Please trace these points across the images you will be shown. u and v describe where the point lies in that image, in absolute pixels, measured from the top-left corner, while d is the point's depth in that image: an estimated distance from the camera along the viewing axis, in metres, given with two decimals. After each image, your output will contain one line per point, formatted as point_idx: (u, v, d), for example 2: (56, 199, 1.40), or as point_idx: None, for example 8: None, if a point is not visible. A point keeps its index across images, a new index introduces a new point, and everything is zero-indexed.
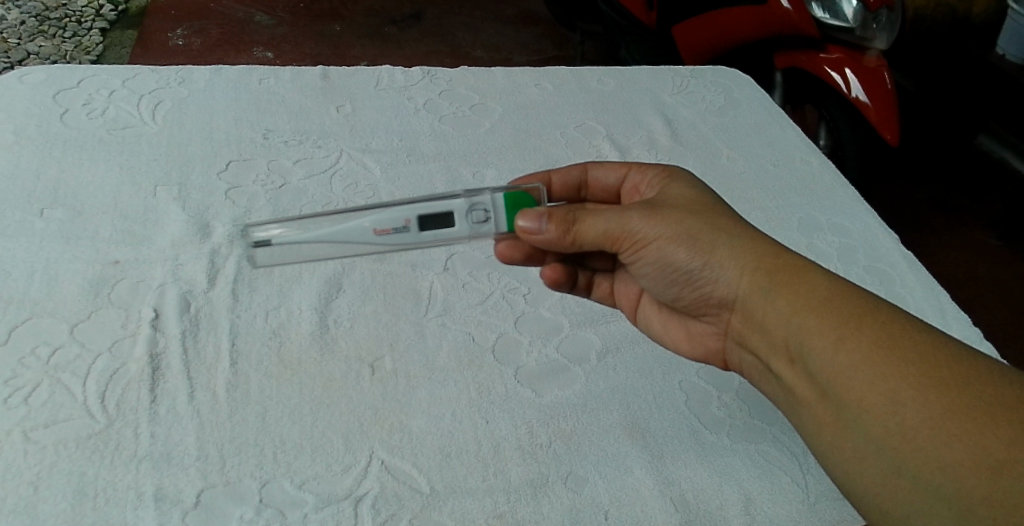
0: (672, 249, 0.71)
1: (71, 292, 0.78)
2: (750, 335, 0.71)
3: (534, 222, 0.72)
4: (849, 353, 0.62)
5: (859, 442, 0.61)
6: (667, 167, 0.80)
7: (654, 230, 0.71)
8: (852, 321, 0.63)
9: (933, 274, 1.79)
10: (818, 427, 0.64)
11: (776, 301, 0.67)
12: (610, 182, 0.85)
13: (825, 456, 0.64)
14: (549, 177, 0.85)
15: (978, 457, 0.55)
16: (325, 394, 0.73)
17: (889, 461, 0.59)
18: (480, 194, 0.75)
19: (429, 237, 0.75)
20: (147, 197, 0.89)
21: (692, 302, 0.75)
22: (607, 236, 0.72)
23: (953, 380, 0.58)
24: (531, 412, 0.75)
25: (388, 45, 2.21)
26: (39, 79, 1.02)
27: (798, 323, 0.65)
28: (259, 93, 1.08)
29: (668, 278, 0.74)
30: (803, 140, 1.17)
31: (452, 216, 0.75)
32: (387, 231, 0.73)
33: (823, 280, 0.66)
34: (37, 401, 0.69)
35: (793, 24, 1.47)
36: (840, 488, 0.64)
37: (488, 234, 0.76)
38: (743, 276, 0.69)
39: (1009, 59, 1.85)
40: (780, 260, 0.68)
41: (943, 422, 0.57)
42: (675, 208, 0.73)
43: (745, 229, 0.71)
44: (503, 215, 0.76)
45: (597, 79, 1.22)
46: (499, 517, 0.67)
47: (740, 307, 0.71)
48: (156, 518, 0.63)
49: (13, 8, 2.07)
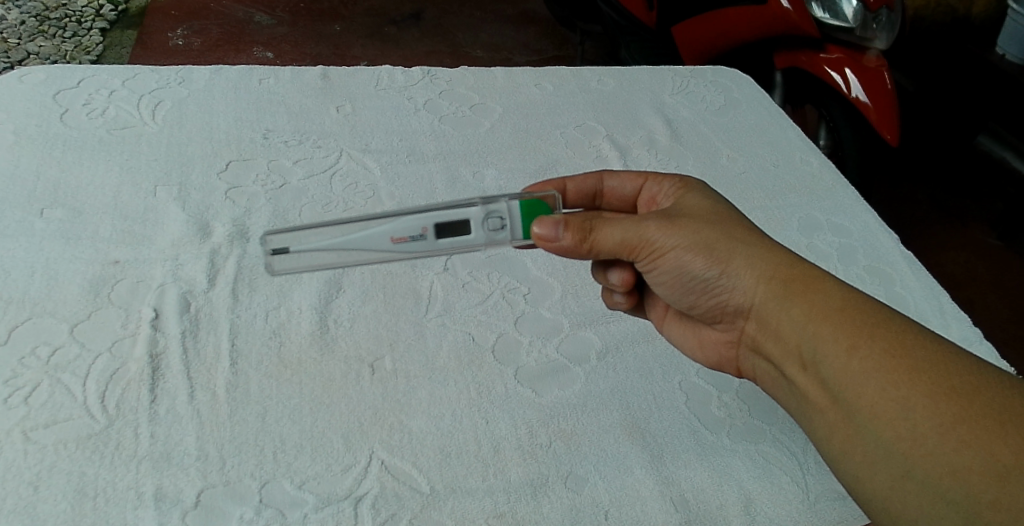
0: (689, 258, 0.71)
1: (71, 292, 0.78)
2: (765, 343, 0.71)
3: (550, 230, 0.70)
4: (862, 360, 0.62)
5: (869, 446, 0.61)
6: (682, 177, 0.80)
7: (670, 238, 0.71)
8: (866, 328, 0.63)
9: (933, 275, 1.79)
10: (828, 432, 0.64)
11: (792, 310, 0.67)
12: (626, 191, 0.84)
13: (834, 460, 0.64)
14: (563, 184, 0.84)
15: (989, 464, 0.55)
16: (325, 394, 0.73)
17: (899, 465, 0.59)
18: (495, 201, 0.74)
19: (446, 245, 0.73)
20: (147, 197, 0.89)
21: (705, 309, 0.75)
22: (624, 245, 0.72)
23: (964, 387, 0.59)
24: (531, 412, 0.75)
25: (388, 45, 2.21)
26: (38, 79, 1.02)
27: (812, 331, 0.65)
28: (259, 93, 1.08)
29: (683, 286, 0.74)
30: (803, 140, 1.17)
31: (468, 224, 0.73)
32: (404, 239, 0.72)
33: (838, 289, 0.66)
34: (36, 402, 0.69)
35: (793, 24, 1.47)
36: (849, 492, 0.64)
37: (504, 242, 0.75)
38: (759, 284, 0.69)
39: (1009, 58, 1.85)
40: (796, 270, 0.68)
41: (955, 429, 0.57)
42: (692, 217, 0.72)
43: (760, 237, 0.71)
44: (519, 222, 0.75)
45: (597, 79, 1.22)
46: (499, 517, 0.67)
47: (755, 315, 0.71)
48: (156, 518, 0.63)
49: (13, 8, 2.07)
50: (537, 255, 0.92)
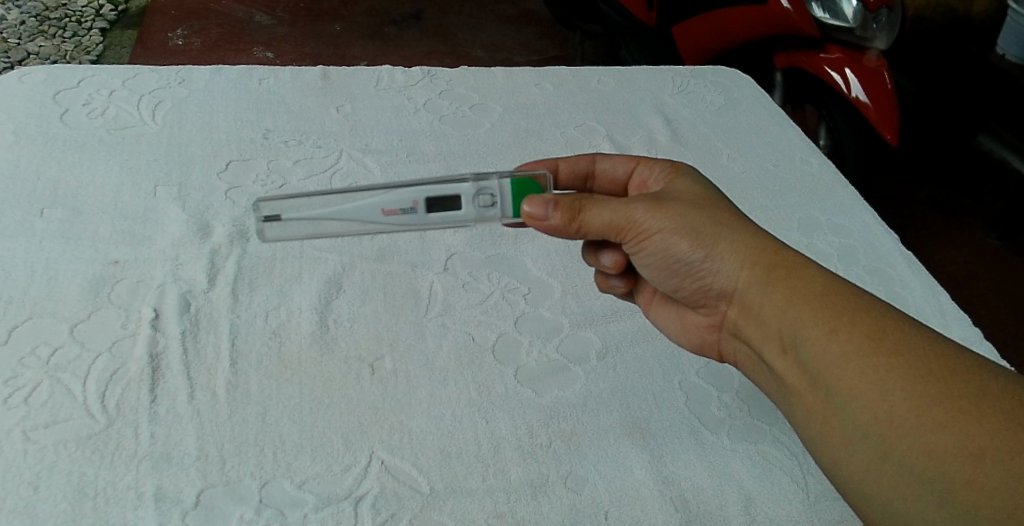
0: (674, 241, 0.71)
1: (71, 292, 0.78)
2: (747, 326, 0.71)
3: (540, 209, 0.70)
4: (843, 343, 0.62)
5: (847, 428, 0.61)
6: (673, 163, 0.79)
7: (657, 222, 0.71)
8: (848, 312, 0.63)
9: (932, 274, 1.79)
10: (807, 414, 0.64)
11: (774, 294, 0.67)
12: (618, 175, 0.84)
13: (812, 442, 0.65)
14: (556, 164, 0.84)
15: (964, 444, 0.56)
16: (325, 394, 0.73)
17: (876, 446, 0.59)
18: (487, 178, 0.74)
19: (436, 219, 0.74)
20: (147, 197, 0.89)
21: (689, 294, 0.75)
22: (612, 226, 0.72)
23: (942, 370, 0.59)
24: (531, 412, 0.75)
25: (388, 45, 2.21)
26: (39, 79, 1.03)
27: (793, 314, 0.65)
28: (259, 93, 1.08)
29: (668, 270, 0.74)
30: (803, 140, 1.17)
31: (459, 200, 0.74)
32: (395, 212, 0.72)
33: (821, 275, 0.66)
34: (37, 401, 0.69)
35: (792, 23, 1.47)
36: (826, 474, 0.65)
37: (494, 219, 0.75)
38: (742, 269, 0.69)
39: (1010, 58, 1.85)
40: (780, 255, 0.68)
41: (931, 411, 0.57)
42: (679, 201, 0.72)
43: (745, 223, 0.71)
44: (509, 200, 0.75)
45: (597, 80, 1.22)
46: (499, 517, 0.67)
47: (738, 300, 0.71)
48: (156, 518, 0.63)
49: (13, 8, 2.08)
50: (537, 256, 0.92)
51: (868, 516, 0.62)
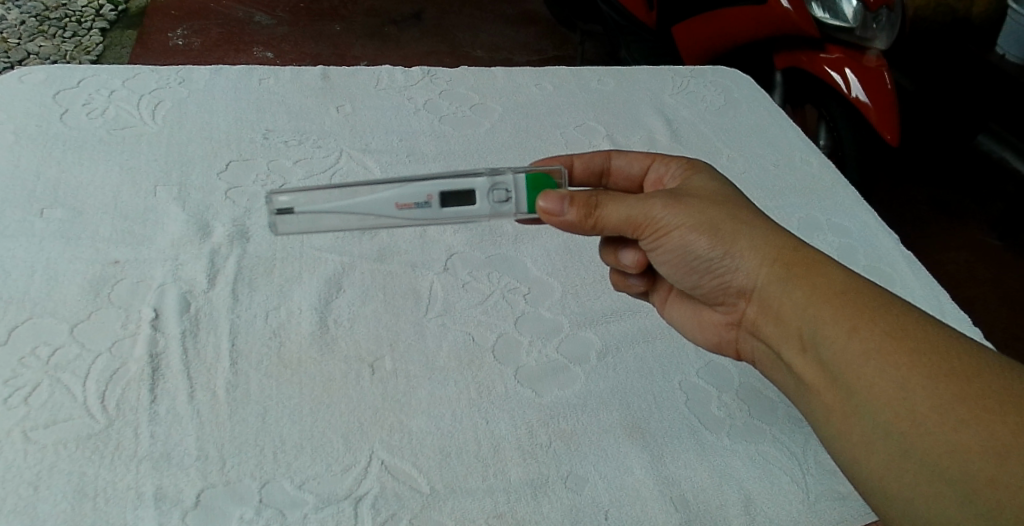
0: (693, 238, 0.71)
1: (72, 292, 0.78)
2: (766, 324, 0.71)
3: (555, 204, 0.70)
4: (863, 342, 0.62)
5: (867, 427, 0.61)
6: (690, 160, 0.80)
7: (676, 219, 0.71)
8: (869, 311, 0.63)
9: (934, 274, 1.79)
10: (825, 412, 0.64)
11: (793, 292, 0.67)
12: (633, 171, 0.84)
13: (830, 441, 0.65)
14: (571, 161, 0.84)
15: (987, 444, 0.55)
16: (324, 394, 0.73)
17: (897, 445, 0.59)
18: (502, 174, 0.74)
19: (450, 214, 0.74)
20: (147, 197, 0.89)
21: (707, 291, 0.76)
22: (630, 222, 0.71)
23: (963, 369, 0.59)
24: (531, 412, 0.75)
25: (388, 45, 2.21)
26: (39, 79, 1.03)
27: (813, 312, 0.65)
28: (259, 93, 1.08)
29: (686, 268, 0.74)
30: (803, 140, 1.17)
31: (473, 194, 0.74)
32: (410, 206, 0.72)
33: (840, 274, 0.67)
34: (37, 401, 0.69)
35: (792, 24, 1.47)
36: (845, 473, 0.64)
37: (508, 214, 0.75)
38: (762, 268, 0.69)
39: (1009, 59, 1.86)
40: (800, 254, 0.69)
41: (953, 409, 0.57)
42: (698, 198, 0.72)
43: (765, 221, 0.71)
44: (523, 195, 0.75)
45: (597, 79, 1.22)
46: (499, 517, 0.66)
47: (757, 297, 0.71)
48: (156, 518, 0.63)
49: (13, 8, 2.08)
50: (537, 256, 0.92)
51: (887, 517, 0.62)
